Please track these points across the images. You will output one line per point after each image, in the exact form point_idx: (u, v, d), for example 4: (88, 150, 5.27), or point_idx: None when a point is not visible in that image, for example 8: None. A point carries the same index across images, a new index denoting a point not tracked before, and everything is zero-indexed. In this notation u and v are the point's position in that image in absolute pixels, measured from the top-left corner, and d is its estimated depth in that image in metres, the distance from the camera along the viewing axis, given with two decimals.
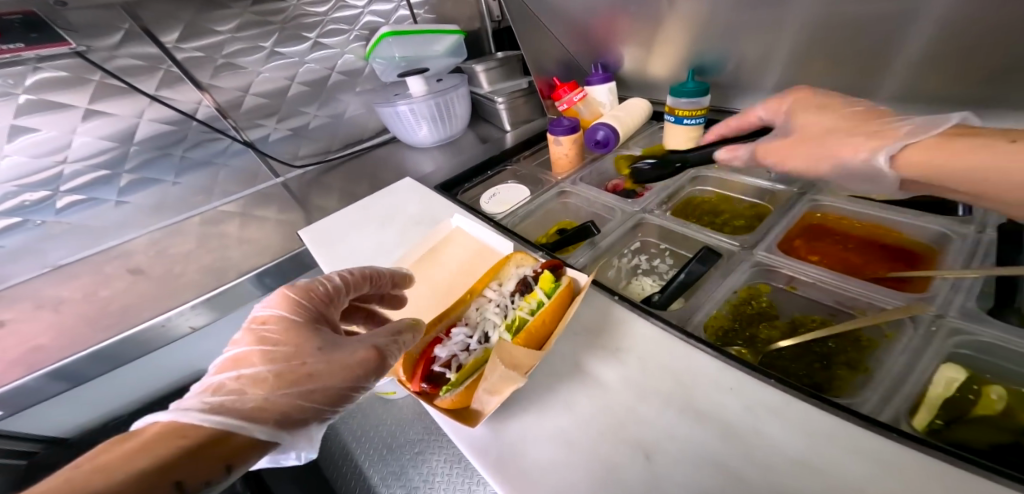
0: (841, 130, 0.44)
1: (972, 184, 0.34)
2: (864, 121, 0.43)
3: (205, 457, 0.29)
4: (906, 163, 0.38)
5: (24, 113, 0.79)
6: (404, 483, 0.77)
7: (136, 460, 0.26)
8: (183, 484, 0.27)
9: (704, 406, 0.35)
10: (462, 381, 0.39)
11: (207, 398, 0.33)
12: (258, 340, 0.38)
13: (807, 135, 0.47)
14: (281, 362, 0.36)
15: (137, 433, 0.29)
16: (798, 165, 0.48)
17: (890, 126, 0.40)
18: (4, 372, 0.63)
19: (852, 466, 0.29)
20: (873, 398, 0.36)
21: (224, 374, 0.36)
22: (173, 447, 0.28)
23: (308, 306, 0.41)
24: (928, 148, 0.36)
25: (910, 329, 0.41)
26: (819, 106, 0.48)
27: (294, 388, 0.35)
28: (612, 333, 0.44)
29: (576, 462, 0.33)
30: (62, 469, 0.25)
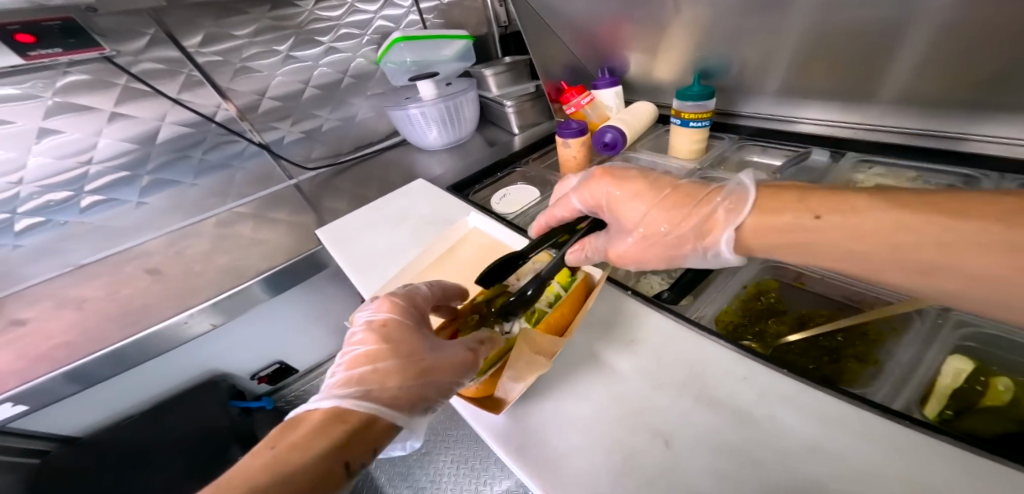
0: (671, 229, 0.44)
1: (803, 259, 0.36)
2: (679, 206, 0.44)
3: (362, 442, 0.33)
4: (750, 245, 0.40)
5: (53, 114, 0.82)
6: (412, 482, 0.95)
7: (318, 442, 0.31)
8: (350, 464, 0.31)
9: (719, 394, 0.36)
10: (491, 366, 0.42)
11: (348, 388, 0.37)
12: (379, 339, 0.40)
13: (643, 233, 0.46)
14: (403, 358, 0.39)
15: (306, 420, 0.34)
16: (657, 262, 0.48)
17: (713, 216, 0.41)
18: (31, 367, 0.65)
19: (865, 449, 0.30)
20: (884, 388, 0.39)
21: (352, 368, 0.39)
22: (339, 431, 0.33)
23: (411, 309, 0.44)
24: (758, 230, 0.38)
25: (917, 322, 0.43)
26: (630, 196, 0.48)
27: (419, 380, 0.38)
28: (624, 325, 0.46)
29: (595, 447, 0.35)
30: (262, 448, 0.31)
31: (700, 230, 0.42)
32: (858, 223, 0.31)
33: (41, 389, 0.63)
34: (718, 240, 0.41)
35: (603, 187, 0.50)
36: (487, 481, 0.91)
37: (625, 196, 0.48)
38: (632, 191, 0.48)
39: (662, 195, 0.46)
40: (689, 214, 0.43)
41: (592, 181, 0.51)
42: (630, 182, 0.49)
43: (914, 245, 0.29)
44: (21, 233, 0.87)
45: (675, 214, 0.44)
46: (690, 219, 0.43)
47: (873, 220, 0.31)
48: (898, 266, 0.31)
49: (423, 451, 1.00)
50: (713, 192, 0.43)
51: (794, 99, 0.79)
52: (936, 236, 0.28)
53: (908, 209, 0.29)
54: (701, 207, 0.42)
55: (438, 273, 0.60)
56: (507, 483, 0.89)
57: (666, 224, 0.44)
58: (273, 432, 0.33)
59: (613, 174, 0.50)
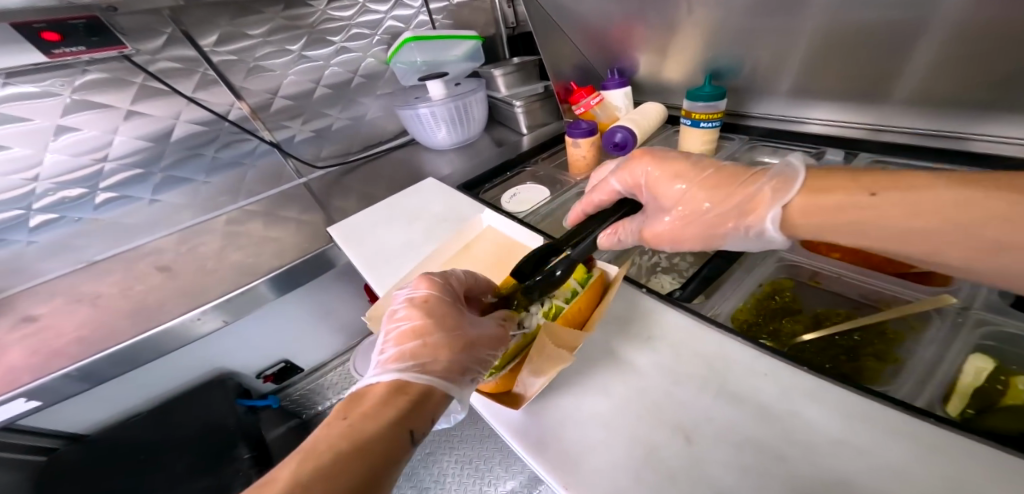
0: (714, 207, 0.45)
1: (856, 239, 0.37)
2: (722, 186, 0.46)
3: (422, 411, 0.34)
4: (799, 226, 0.41)
5: (71, 111, 0.83)
6: (416, 482, 0.94)
7: (386, 413, 0.32)
8: (414, 433, 0.32)
9: (739, 390, 0.38)
10: (506, 365, 0.42)
11: (400, 363, 0.38)
12: (423, 315, 0.42)
13: (683, 210, 0.48)
14: (449, 332, 0.40)
15: (368, 395, 0.35)
16: (696, 242, 0.49)
17: (756, 193, 0.43)
18: (47, 362, 0.65)
19: (890, 444, 0.31)
20: (907, 385, 0.39)
21: (399, 345, 0.40)
22: (402, 402, 0.34)
23: (448, 288, 0.46)
24: (807, 209, 0.39)
25: (936, 320, 0.43)
26: (672, 176, 0.50)
27: (468, 353, 0.39)
28: (642, 322, 0.47)
29: (617, 440, 0.35)
30: (333, 419, 0.32)
31: (744, 208, 0.43)
32: (917, 198, 0.32)
33: (56, 384, 0.63)
34: (762, 217, 0.42)
35: (645, 168, 0.52)
36: (492, 482, 0.91)
37: (667, 176, 0.50)
38: (674, 173, 0.50)
39: (705, 176, 0.48)
40: (733, 191, 0.44)
41: (633, 164, 0.54)
42: (670, 165, 0.51)
43: (975, 220, 0.30)
44: (35, 229, 0.88)
45: (718, 192, 0.46)
46: (734, 197, 0.44)
47: (936, 197, 0.32)
48: (954, 245, 0.31)
49: (427, 451, 0.99)
50: (757, 174, 0.44)
51: (805, 99, 0.80)
52: (1004, 212, 0.29)
53: (971, 187, 0.30)
54: (746, 186, 0.44)
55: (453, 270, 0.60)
56: (512, 483, 0.89)
57: (709, 201, 0.46)
58: (340, 403, 0.35)
59: (654, 158, 0.52)
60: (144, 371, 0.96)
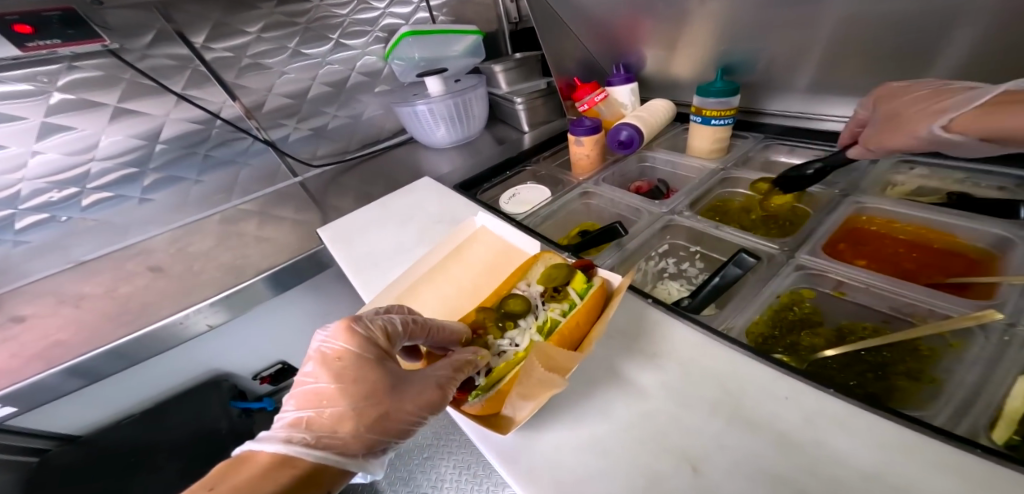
0: (916, 106, 0.52)
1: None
2: (930, 99, 0.51)
3: (307, 490, 0.31)
4: (971, 127, 0.47)
5: (57, 111, 0.81)
6: (414, 487, 0.92)
7: (261, 486, 0.29)
8: None
9: (756, 415, 0.34)
10: (490, 387, 0.38)
11: (296, 433, 0.34)
12: (333, 377, 0.36)
13: (888, 118, 0.55)
14: (358, 400, 0.35)
15: (249, 462, 0.32)
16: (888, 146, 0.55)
17: (951, 99, 0.49)
18: (24, 366, 0.62)
19: (937, 482, 0.27)
20: (946, 411, 0.34)
21: (303, 410, 0.35)
22: (285, 477, 0.30)
23: (373, 342, 0.38)
24: (979, 113, 0.46)
25: (980, 338, 0.39)
26: (891, 94, 0.56)
27: (377, 421, 0.35)
28: (649, 337, 0.43)
29: (614, 472, 0.31)
30: (198, 489, 0.29)
31: (929, 111, 0.50)
32: None
33: (34, 388, 0.61)
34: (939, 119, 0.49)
35: (876, 96, 0.59)
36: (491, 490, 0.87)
37: (892, 92, 0.57)
38: (893, 92, 0.57)
39: (920, 97, 0.52)
40: (930, 104, 0.50)
41: (880, 93, 0.58)
42: (931, 85, 0.53)
43: None
44: (22, 230, 0.86)
45: (926, 100, 0.51)
46: (936, 105, 0.50)
47: None
48: None
49: (425, 456, 0.96)
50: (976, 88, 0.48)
51: (823, 96, 0.74)
52: None
53: None
54: (941, 100, 0.50)
55: (443, 278, 0.56)
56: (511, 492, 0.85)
57: (915, 105, 0.52)
58: (210, 471, 0.31)
59: (909, 83, 0.56)
60: (130, 375, 0.91)
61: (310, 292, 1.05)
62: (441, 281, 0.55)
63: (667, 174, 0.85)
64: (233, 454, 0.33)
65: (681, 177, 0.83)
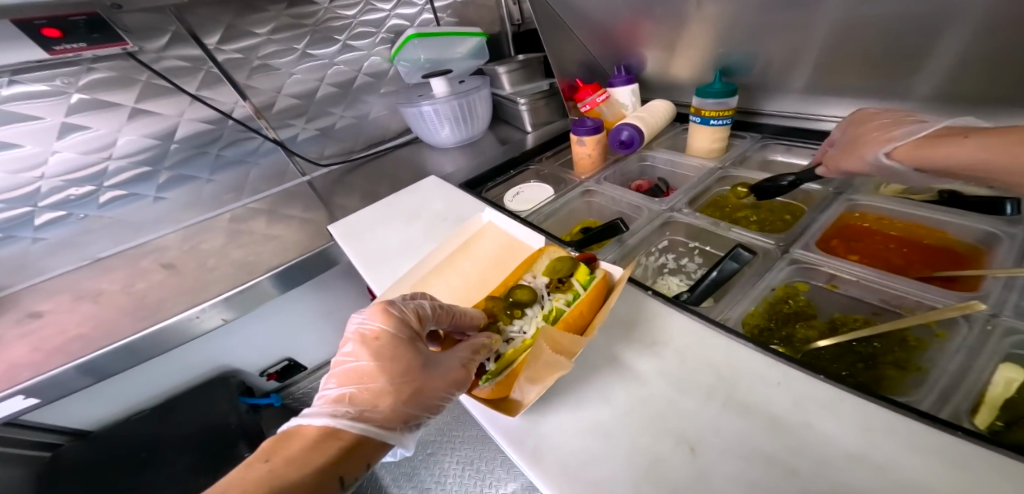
0: (869, 134, 0.55)
1: (956, 168, 0.45)
2: (886, 127, 0.54)
3: (353, 459, 0.34)
4: (907, 158, 0.49)
5: (76, 111, 0.83)
6: (417, 483, 0.93)
7: (313, 458, 0.31)
8: (343, 478, 0.32)
9: (750, 399, 0.36)
10: (500, 372, 0.41)
11: (340, 408, 0.36)
12: (373, 355, 0.39)
13: (846, 145, 0.58)
14: (395, 377, 0.38)
15: (298, 434, 0.34)
16: (842, 168, 0.57)
17: (897, 131, 0.51)
18: (45, 359, 0.65)
19: (916, 463, 0.29)
20: (929, 397, 0.35)
21: (345, 387, 0.38)
22: (333, 448, 0.33)
23: (407, 324, 0.40)
24: (917, 145, 0.48)
25: (964, 328, 0.40)
26: (860, 120, 0.59)
27: (411, 398, 0.37)
28: (647, 327, 0.45)
29: (616, 454, 0.33)
30: (256, 461, 0.32)
31: (877, 140, 0.53)
32: (1002, 138, 0.40)
33: (55, 381, 0.63)
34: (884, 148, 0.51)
35: (850, 120, 0.61)
36: (493, 484, 0.89)
37: (862, 119, 0.60)
38: (863, 118, 0.59)
39: (881, 126, 0.55)
40: (882, 134, 0.53)
41: (854, 118, 0.61)
42: (894, 116, 0.56)
43: None
44: (40, 227, 0.88)
45: (878, 129, 0.54)
46: (883, 135, 0.53)
47: None
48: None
49: (428, 452, 0.98)
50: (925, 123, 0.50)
51: (819, 97, 0.76)
52: None
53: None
54: (894, 130, 0.52)
55: (451, 271, 0.58)
56: (513, 485, 0.87)
57: (870, 133, 0.55)
58: (262, 445, 0.33)
59: (886, 111, 0.58)
60: (145, 369, 0.94)
61: (316, 289, 1.07)
62: (449, 275, 0.58)
63: (667, 173, 0.87)
64: (280, 430, 0.35)
65: (679, 176, 0.85)
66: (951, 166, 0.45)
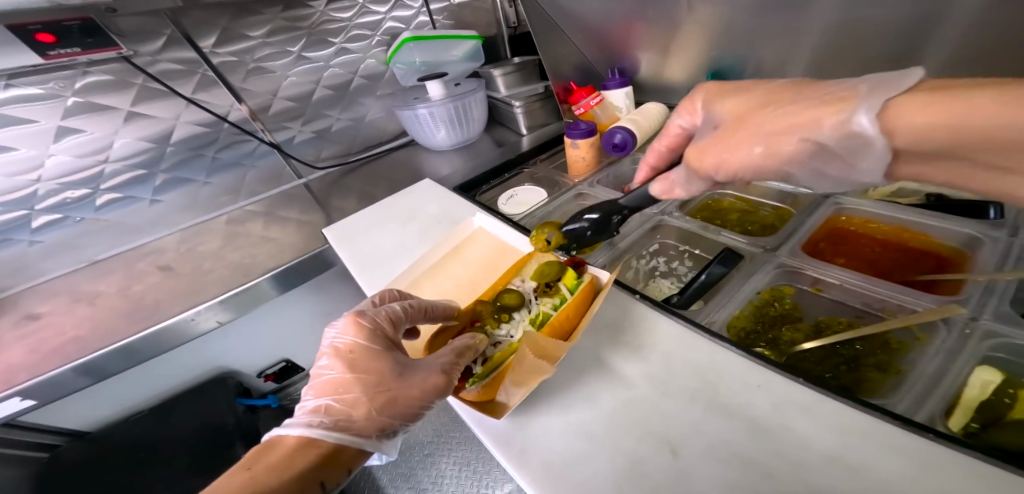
0: (787, 103, 0.37)
1: (977, 140, 0.25)
2: (795, 94, 0.37)
3: (332, 467, 0.35)
4: (902, 123, 0.28)
5: (71, 114, 0.84)
6: (414, 483, 0.94)
7: (294, 465, 0.33)
8: (324, 483, 0.33)
9: (732, 402, 0.36)
10: (486, 375, 0.42)
11: (316, 418, 0.37)
12: (347, 367, 0.40)
13: (740, 120, 0.41)
14: (370, 387, 0.38)
15: (279, 445, 0.35)
16: (747, 156, 0.40)
17: (840, 90, 0.33)
18: (42, 361, 0.65)
19: (889, 464, 0.29)
20: (907, 398, 0.36)
21: (323, 398, 0.39)
22: (313, 455, 0.34)
23: (379, 333, 0.41)
24: (908, 102, 0.28)
25: (942, 331, 0.41)
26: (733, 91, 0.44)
27: (385, 407, 0.38)
28: (634, 330, 0.46)
29: (600, 455, 0.34)
30: (239, 470, 0.33)
31: (821, 102, 0.34)
32: None
33: (52, 383, 0.64)
34: (847, 107, 0.31)
35: (705, 98, 0.49)
36: (490, 485, 0.90)
37: (728, 91, 0.45)
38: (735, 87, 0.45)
39: (768, 96, 0.39)
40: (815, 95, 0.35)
41: (709, 97, 0.48)
42: (778, 85, 0.40)
43: None
44: (37, 230, 0.89)
45: (795, 95, 0.37)
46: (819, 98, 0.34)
47: None
48: None
49: (426, 453, 0.99)
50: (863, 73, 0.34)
51: None
52: None
53: None
54: (829, 90, 0.34)
55: (444, 274, 0.59)
56: (509, 486, 0.88)
57: (786, 100, 0.37)
58: (244, 455, 0.34)
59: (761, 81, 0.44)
60: (141, 371, 0.95)
61: (313, 291, 1.08)
62: (440, 278, 0.58)
63: None
64: (262, 440, 0.36)
65: None
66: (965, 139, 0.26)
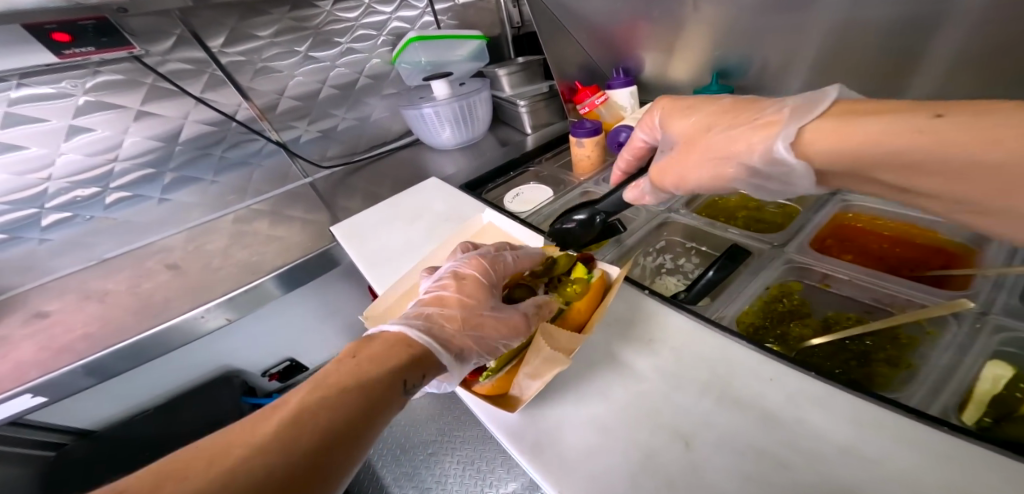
0: (726, 128, 0.41)
1: (875, 163, 0.30)
2: (737, 116, 0.41)
3: (415, 368, 0.36)
4: (813, 150, 0.33)
5: (82, 113, 0.85)
6: (417, 483, 0.94)
7: (389, 359, 0.35)
8: (408, 382, 0.34)
9: (744, 395, 0.36)
10: (502, 368, 0.42)
11: (415, 320, 0.40)
12: (457, 288, 0.44)
13: (692, 143, 0.45)
14: (468, 308, 0.43)
15: (378, 339, 0.38)
16: (700, 176, 0.45)
17: (776, 112, 0.37)
18: (54, 358, 0.66)
19: (902, 456, 0.29)
20: (920, 391, 0.37)
21: (425, 308, 0.43)
22: (404, 353, 0.36)
23: (492, 273, 0.47)
24: (826, 129, 0.32)
25: (953, 326, 0.41)
26: (686, 110, 0.48)
27: (474, 329, 0.41)
28: (644, 325, 0.46)
29: (613, 447, 0.34)
30: (344, 357, 0.35)
31: (756, 127, 0.38)
32: (984, 119, 0.24)
33: (62, 380, 0.64)
34: (773, 135, 0.36)
35: (661, 114, 0.52)
36: (493, 483, 0.89)
37: (680, 111, 0.49)
38: (688, 106, 0.48)
39: (718, 116, 0.43)
40: (749, 119, 0.39)
41: (664, 114, 0.51)
42: (721, 105, 0.44)
43: None
44: (47, 228, 0.89)
45: (734, 118, 0.41)
46: (753, 123, 0.38)
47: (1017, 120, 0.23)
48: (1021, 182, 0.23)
49: (429, 452, 0.99)
50: (785, 99, 0.38)
51: None
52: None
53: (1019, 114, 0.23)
54: (764, 112, 0.38)
55: None
56: (513, 485, 0.88)
57: (726, 125, 0.41)
58: (347, 347, 0.37)
59: (710, 97, 0.47)
60: (148, 369, 0.95)
61: (318, 290, 1.08)
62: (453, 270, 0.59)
63: None
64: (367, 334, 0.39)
65: None
66: (868, 160, 0.30)
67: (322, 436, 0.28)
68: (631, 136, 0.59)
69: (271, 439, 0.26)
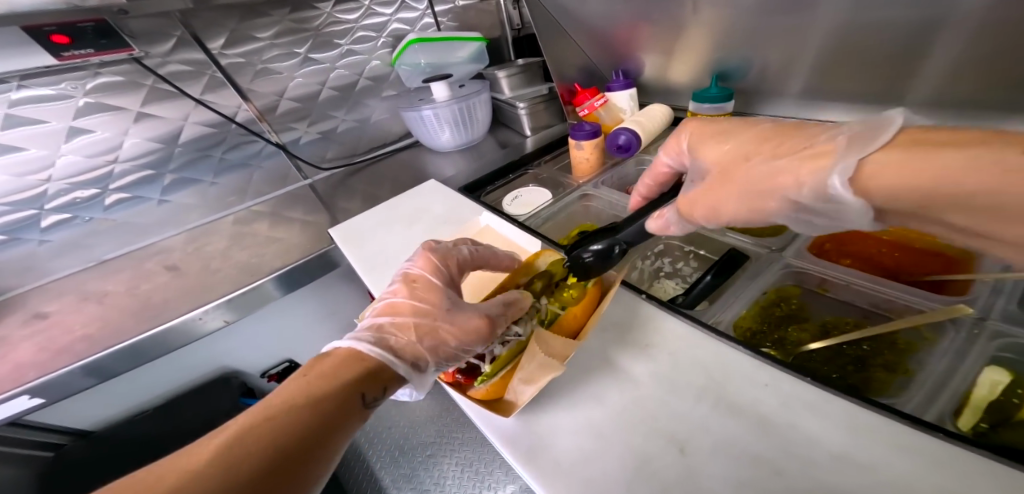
0: (769, 159, 0.40)
1: (949, 202, 0.27)
2: (779, 146, 0.40)
3: (372, 382, 0.37)
4: (875, 185, 0.30)
5: (82, 114, 0.85)
6: (416, 484, 0.95)
7: (342, 374, 0.36)
8: (365, 395, 0.36)
9: (740, 400, 0.36)
10: (496, 373, 0.40)
11: (367, 333, 0.41)
12: (409, 294, 0.45)
13: (727, 172, 0.44)
14: (421, 315, 0.43)
15: (331, 355, 0.38)
16: (735, 208, 0.43)
17: (826, 144, 0.35)
18: (53, 359, 0.66)
19: (896, 462, 0.29)
20: (918, 396, 0.37)
21: (380, 317, 0.43)
22: (359, 367, 0.37)
23: (443, 272, 0.47)
24: (889, 163, 0.29)
25: (951, 332, 0.41)
26: (717, 139, 0.48)
27: (427, 334, 0.41)
28: (642, 329, 0.46)
29: (609, 452, 0.34)
30: (296, 375, 0.36)
31: (802, 161, 0.36)
32: None
33: (60, 382, 0.64)
34: (826, 168, 0.34)
35: (690, 139, 0.52)
36: (492, 485, 0.86)
37: (711, 139, 0.49)
38: (722, 134, 0.48)
39: (757, 147, 0.42)
40: (796, 149, 0.38)
41: (694, 142, 0.51)
42: (760, 135, 0.43)
43: None
44: (47, 229, 0.90)
45: (777, 148, 0.40)
46: (801, 155, 0.37)
47: None
48: None
49: (428, 454, 0.99)
50: (839, 126, 0.36)
51: (817, 103, 0.78)
52: None
53: None
54: (813, 143, 0.37)
55: None
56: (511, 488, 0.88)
57: (768, 155, 0.40)
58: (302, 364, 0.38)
59: (747, 125, 0.47)
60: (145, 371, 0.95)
61: (317, 291, 1.08)
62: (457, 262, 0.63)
63: None
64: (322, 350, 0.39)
65: None
66: (940, 199, 0.27)
67: (276, 454, 0.29)
68: (654, 162, 0.59)
69: (209, 467, 0.27)
